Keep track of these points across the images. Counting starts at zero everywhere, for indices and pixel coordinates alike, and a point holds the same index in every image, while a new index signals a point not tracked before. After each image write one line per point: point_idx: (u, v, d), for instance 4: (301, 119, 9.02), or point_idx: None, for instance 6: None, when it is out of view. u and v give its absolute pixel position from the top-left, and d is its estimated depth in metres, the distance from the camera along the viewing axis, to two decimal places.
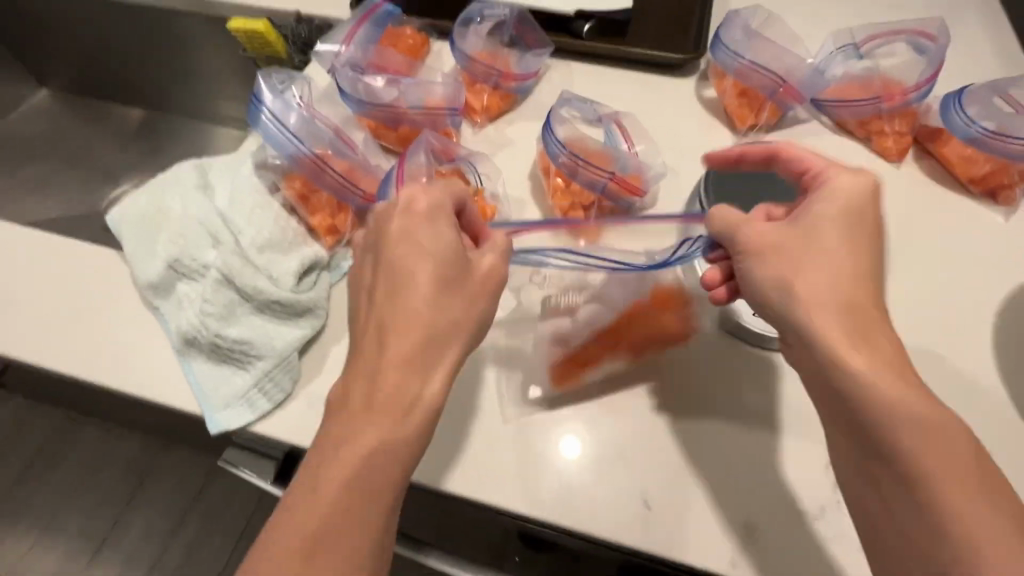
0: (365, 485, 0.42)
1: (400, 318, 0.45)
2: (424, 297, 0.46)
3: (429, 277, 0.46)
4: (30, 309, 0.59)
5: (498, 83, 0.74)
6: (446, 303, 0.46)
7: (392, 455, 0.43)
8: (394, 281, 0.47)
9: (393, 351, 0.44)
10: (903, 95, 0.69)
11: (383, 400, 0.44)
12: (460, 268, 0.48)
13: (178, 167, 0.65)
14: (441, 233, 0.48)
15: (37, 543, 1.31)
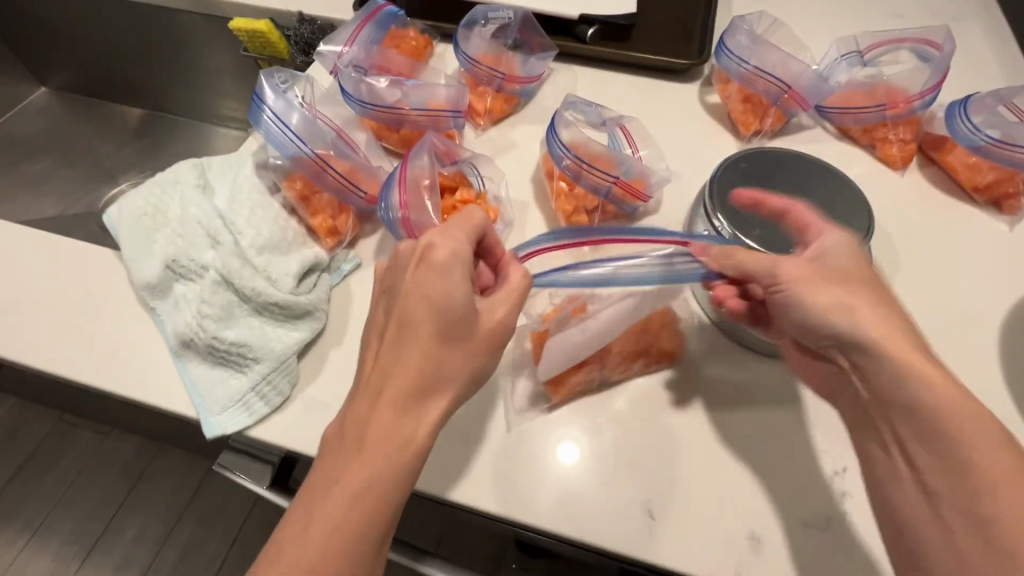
0: (369, 505, 0.40)
1: (404, 364, 0.43)
2: (435, 334, 0.44)
3: (442, 311, 0.44)
4: (26, 309, 0.59)
5: (502, 86, 0.74)
6: (456, 345, 0.44)
7: (399, 482, 0.41)
8: (404, 313, 0.44)
9: (399, 383, 0.43)
10: (907, 102, 0.69)
11: (391, 426, 0.42)
12: (469, 319, 0.45)
13: (177, 166, 0.64)
14: (452, 269, 0.45)
15: (28, 545, 1.29)
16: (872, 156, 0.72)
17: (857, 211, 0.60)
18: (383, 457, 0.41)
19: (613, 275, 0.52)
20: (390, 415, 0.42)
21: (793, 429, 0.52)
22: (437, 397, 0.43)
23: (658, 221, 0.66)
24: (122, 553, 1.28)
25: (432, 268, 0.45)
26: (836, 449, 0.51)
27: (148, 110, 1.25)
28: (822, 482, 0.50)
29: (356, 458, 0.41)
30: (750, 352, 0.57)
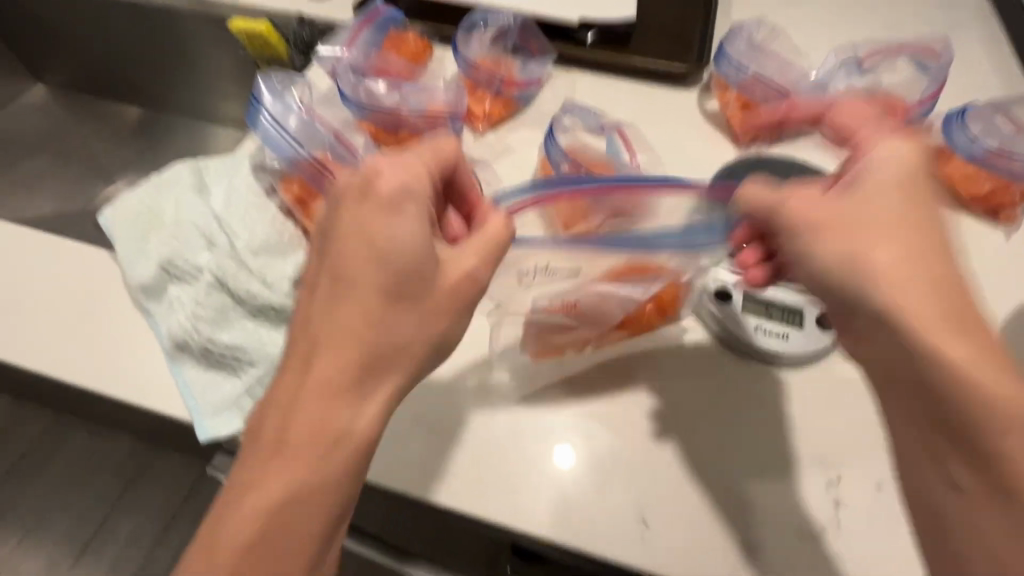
0: (310, 474, 0.41)
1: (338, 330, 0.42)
2: (378, 287, 0.42)
3: (393, 261, 0.43)
4: (19, 310, 0.58)
5: (501, 90, 0.74)
6: (411, 299, 0.43)
7: (336, 450, 0.42)
8: (355, 262, 0.43)
9: (341, 349, 0.42)
10: (906, 111, 0.69)
11: (337, 381, 0.42)
12: (417, 274, 0.43)
13: (173, 168, 0.63)
14: (402, 214, 0.43)
15: (20, 544, 1.29)
16: None
17: None
18: (330, 414, 0.41)
19: (603, 236, 0.52)
20: (336, 375, 0.42)
21: (789, 439, 0.52)
22: (385, 370, 0.43)
23: None
24: (115, 553, 1.28)
25: (381, 212, 0.43)
26: (832, 459, 0.51)
27: (146, 110, 1.24)
28: (818, 493, 0.49)
29: (303, 415, 0.41)
30: (749, 362, 0.56)
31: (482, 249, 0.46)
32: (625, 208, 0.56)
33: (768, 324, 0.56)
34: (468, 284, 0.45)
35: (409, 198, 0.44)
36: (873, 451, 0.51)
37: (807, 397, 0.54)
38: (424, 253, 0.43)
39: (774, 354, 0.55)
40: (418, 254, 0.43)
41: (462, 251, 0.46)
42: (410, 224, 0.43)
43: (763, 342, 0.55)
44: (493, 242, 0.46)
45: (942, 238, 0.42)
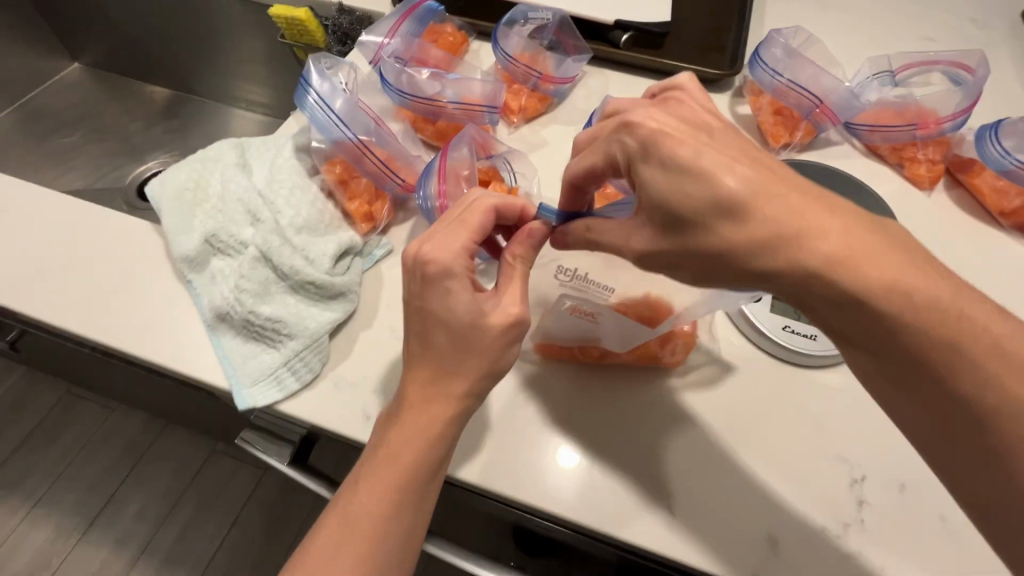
0: (397, 480, 0.44)
1: (422, 367, 0.46)
2: (445, 346, 0.45)
3: (426, 352, 0.46)
4: (63, 276, 0.60)
5: (537, 85, 0.76)
6: (437, 370, 0.45)
7: (427, 452, 0.45)
8: (420, 333, 0.46)
9: (423, 371, 0.46)
10: (937, 124, 0.70)
11: (425, 393, 0.45)
12: (471, 333, 0.45)
13: (216, 146, 0.65)
14: (454, 283, 0.45)
15: (30, 514, 1.31)
16: (900, 175, 0.73)
17: None
18: (395, 480, 0.44)
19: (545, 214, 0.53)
20: (422, 389, 0.46)
21: (813, 436, 0.53)
22: (457, 384, 0.45)
23: None
24: (122, 528, 1.29)
25: (429, 286, 0.45)
26: (860, 460, 0.51)
27: (178, 92, 1.27)
28: (842, 490, 0.50)
29: (392, 444, 0.45)
30: (775, 358, 0.57)
31: (518, 276, 0.49)
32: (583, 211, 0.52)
33: (798, 325, 0.57)
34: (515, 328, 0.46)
35: (451, 273, 0.45)
36: (900, 453, 0.52)
37: (835, 394, 0.55)
38: (482, 313, 0.45)
39: (799, 352, 0.56)
40: (477, 321, 0.45)
41: (506, 286, 0.48)
42: (465, 287, 0.45)
43: (784, 341, 0.56)
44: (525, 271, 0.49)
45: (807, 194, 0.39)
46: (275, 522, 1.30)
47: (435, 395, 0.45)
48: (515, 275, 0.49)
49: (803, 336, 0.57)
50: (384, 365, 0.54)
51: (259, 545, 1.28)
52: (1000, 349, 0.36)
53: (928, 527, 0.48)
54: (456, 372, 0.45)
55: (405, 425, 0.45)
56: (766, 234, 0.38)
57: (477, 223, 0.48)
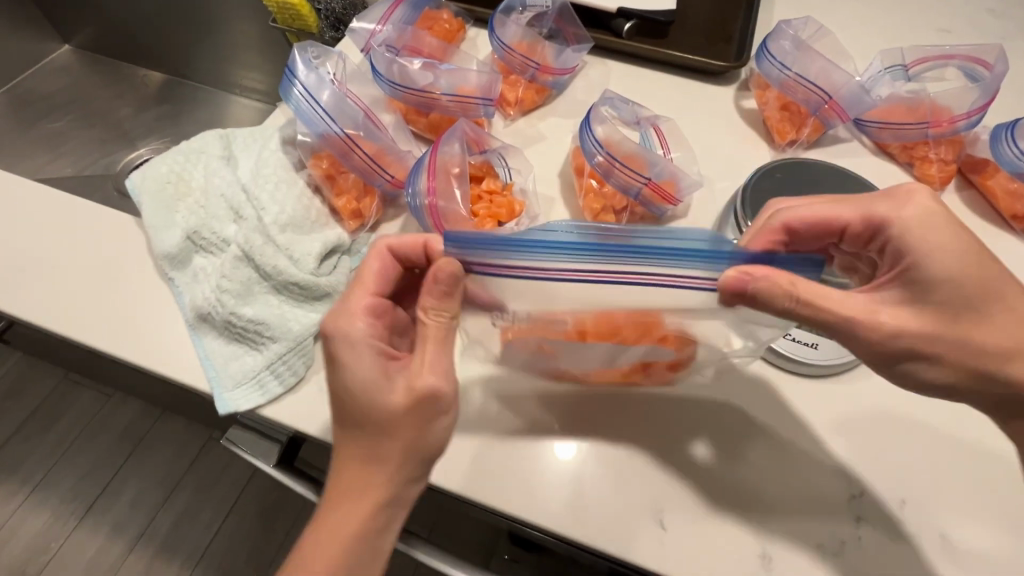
0: (331, 563, 0.41)
1: (351, 447, 0.43)
2: (365, 425, 0.43)
3: (347, 432, 0.44)
4: (43, 270, 0.58)
5: (535, 76, 0.73)
6: (354, 453, 0.43)
7: (364, 530, 0.42)
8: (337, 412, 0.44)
9: (354, 447, 0.43)
10: (951, 122, 0.67)
11: (359, 474, 0.43)
12: (382, 411, 0.43)
13: (201, 137, 0.62)
14: (360, 353, 0.44)
15: (27, 500, 1.31)
16: (910, 174, 0.70)
17: None
18: (331, 567, 0.41)
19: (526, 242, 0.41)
20: (355, 469, 0.43)
21: (811, 449, 0.51)
22: (385, 462, 0.42)
23: (687, 226, 0.64)
24: (118, 515, 1.29)
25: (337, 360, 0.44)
26: (858, 474, 0.50)
27: (172, 77, 1.24)
28: (840, 505, 0.48)
29: (326, 521, 0.42)
30: (774, 366, 0.55)
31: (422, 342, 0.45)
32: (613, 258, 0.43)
33: (799, 333, 0.54)
34: (422, 403, 0.43)
35: (349, 341, 0.44)
36: (900, 467, 0.50)
37: (835, 404, 0.53)
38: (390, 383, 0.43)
39: (798, 360, 0.54)
40: (381, 392, 0.43)
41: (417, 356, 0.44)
42: (368, 354, 0.44)
43: (784, 348, 0.54)
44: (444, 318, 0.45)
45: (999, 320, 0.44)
46: (269, 513, 1.30)
47: (362, 473, 0.43)
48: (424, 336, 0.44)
49: (804, 344, 0.54)
50: None
51: (253, 536, 1.27)
52: None
53: (926, 546, 0.47)
54: (373, 458, 0.43)
55: (336, 505, 0.42)
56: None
57: (374, 270, 0.49)
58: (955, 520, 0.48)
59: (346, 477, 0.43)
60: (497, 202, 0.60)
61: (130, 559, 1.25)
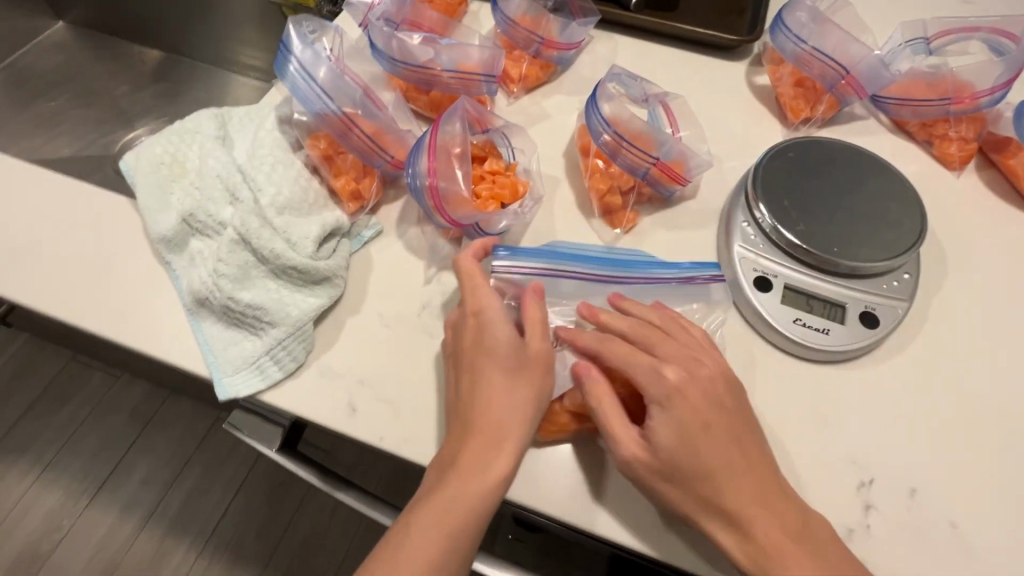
0: (470, 498, 0.43)
1: (480, 396, 0.46)
2: (501, 374, 0.46)
3: (463, 403, 0.47)
4: (38, 253, 0.57)
5: (539, 51, 0.70)
6: (467, 426, 0.45)
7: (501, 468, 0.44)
8: (472, 365, 0.47)
9: (486, 397, 0.46)
10: (974, 99, 0.64)
11: (493, 419, 0.45)
12: (518, 359, 0.47)
13: (195, 116, 0.60)
14: (494, 324, 0.48)
15: (38, 478, 1.33)
16: (928, 154, 0.68)
17: (909, 211, 0.57)
18: (470, 504, 0.43)
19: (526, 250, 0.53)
20: (492, 414, 0.45)
21: (820, 436, 0.50)
22: (518, 401, 0.46)
23: (696, 209, 0.62)
24: (128, 493, 1.31)
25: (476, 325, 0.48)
26: (869, 463, 0.49)
27: (171, 54, 1.22)
28: (847, 493, 0.48)
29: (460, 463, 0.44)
30: (785, 353, 0.54)
31: (537, 326, 0.48)
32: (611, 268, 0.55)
33: (810, 318, 0.54)
34: (539, 377, 0.47)
35: (480, 314, 0.48)
36: (910, 454, 0.49)
37: (846, 390, 0.52)
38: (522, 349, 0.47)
39: (808, 345, 0.53)
40: (512, 354, 0.47)
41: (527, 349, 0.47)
42: (502, 325, 0.48)
43: (794, 334, 0.53)
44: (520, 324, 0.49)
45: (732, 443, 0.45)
46: (276, 495, 1.31)
47: (494, 414, 0.45)
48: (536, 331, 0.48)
49: (816, 330, 0.53)
50: (373, 353, 0.52)
51: (261, 516, 1.29)
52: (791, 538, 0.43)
53: (937, 534, 0.46)
54: (487, 432, 0.45)
55: (467, 446, 0.45)
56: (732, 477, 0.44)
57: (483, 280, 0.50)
58: (963, 508, 0.47)
59: (452, 452, 0.45)
60: (501, 183, 0.58)
61: (141, 537, 1.28)
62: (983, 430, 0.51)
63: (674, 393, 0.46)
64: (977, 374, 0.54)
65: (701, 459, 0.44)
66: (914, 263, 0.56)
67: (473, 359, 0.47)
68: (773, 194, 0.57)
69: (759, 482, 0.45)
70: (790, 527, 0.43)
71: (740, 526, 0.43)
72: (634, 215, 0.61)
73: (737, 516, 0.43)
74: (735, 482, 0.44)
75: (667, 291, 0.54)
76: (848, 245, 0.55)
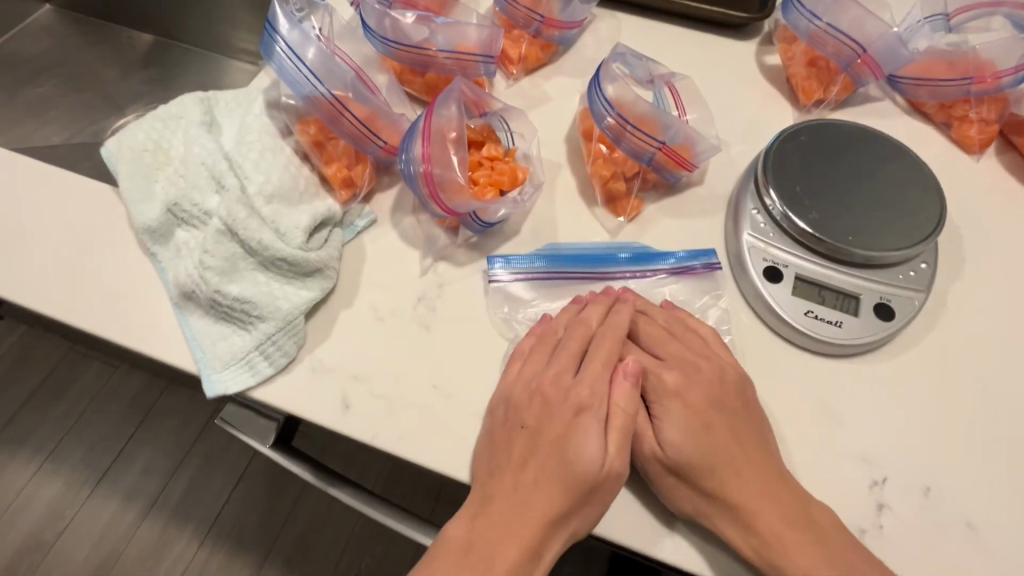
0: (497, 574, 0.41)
1: (536, 485, 0.43)
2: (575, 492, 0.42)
3: (514, 493, 0.43)
4: (20, 243, 0.55)
5: (539, 30, 0.67)
6: (512, 517, 0.42)
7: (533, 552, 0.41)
8: (546, 466, 0.44)
9: (551, 495, 0.42)
10: (995, 78, 0.61)
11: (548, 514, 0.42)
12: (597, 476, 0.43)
13: (180, 100, 0.58)
14: (581, 428, 0.44)
15: (40, 469, 1.32)
16: (946, 137, 0.65)
17: (926, 196, 0.54)
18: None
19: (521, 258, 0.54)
20: (548, 509, 0.42)
21: (831, 432, 0.48)
22: (583, 513, 0.43)
23: (703, 195, 0.60)
24: (130, 483, 1.31)
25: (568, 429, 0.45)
26: (881, 460, 0.47)
27: (163, 38, 1.19)
28: (859, 492, 0.46)
29: (495, 538, 0.41)
30: (795, 346, 0.52)
31: (620, 439, 0.44)
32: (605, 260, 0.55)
33: (822, 310, 0.51)
34: (606, 495, 0.43)
35: (583, 407, 0.45)
36: (925, 450, 0.48)
37: (858, 385, 0.50)
38: (604, 472, 0.43)
39: (819, 338, 0.50)
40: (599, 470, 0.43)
41: (580, 380, 0.47)
42: (590, 433, 0.44)
43: (804, 326, 0.51)
44: (554, 339, 0.50)
45: (742, 447, 0.45)
46: (278, 483, 1.31)
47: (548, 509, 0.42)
48: (597, 360, 0.47)
49: (827, 322, 0.51)
50: (367, 348, 0.50)
51: (262, 504, 1.29)
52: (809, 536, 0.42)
53: (952, 534, 0.45)
54: (528, 531, 0.41)
55: (506, 531, 0.41)
56: (745, 475, 0.44)
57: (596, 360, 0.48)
58: (979, 507, 0.46)
59: (488, 538, 0.41)
60: (500, 169, 0.56)
61: (143, 526, 1.28)
62: (1000, 426, 0.49)
63: (680, 394, 0.46)
64: (995, 368, 0.51)
65: (705, 453, 0.44)
66: (931, 251, 0.54)
67: (543, 462, 0.44)
68: (784, 180, 0.55)
69: (772, 479, 0.44)
70: (792, 518, 0.42)
71: (744, 520, 0.42)
72: (638, 202, 0.58)
73: (740, 511, 0.43)
74: (740, 477, 0.43)
75: (657, 281, 0.55)
76: (863, 233, 0.52)
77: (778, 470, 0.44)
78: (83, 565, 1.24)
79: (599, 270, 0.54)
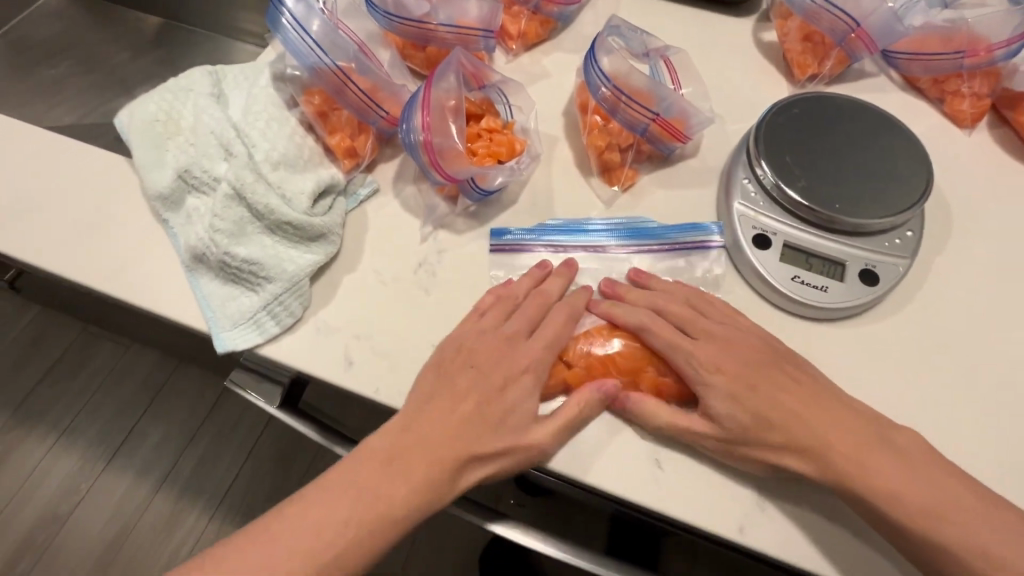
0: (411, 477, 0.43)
1: (459, 406, 0.46)
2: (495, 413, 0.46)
3: (439, 414, 0.45)
4: (39, 211, 0.57)
5: (539, 6, 0.68)
6: (427, 430, 0.44)
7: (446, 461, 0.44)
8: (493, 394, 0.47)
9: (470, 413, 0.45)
10: (989, 51, 0.62)
11: (462, 426, 0.45)
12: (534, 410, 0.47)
13: (189, 73, 0.60)
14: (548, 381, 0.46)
15: (55, 444, 1.36)
16: (939, 112, 0.66)
17: (915, 167, 0.55)
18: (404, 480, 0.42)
19: (522, 230, 0.56)
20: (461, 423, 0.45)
21: None
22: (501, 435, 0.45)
23: (696, 167, 0.61)
24: (143, 457, 1.35)
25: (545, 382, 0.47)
26: None
27: (172, 20, 1.21)
28: None
29: (405, 444, 0.44)
30: (783, 312, 0.54)
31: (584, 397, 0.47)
32: (604, 229, 0.56)
33: (808, 276, 0.53)
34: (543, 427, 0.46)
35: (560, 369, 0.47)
36: (904, 408, 0.50)
37: (843, 347, 0.52)
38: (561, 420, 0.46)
39: (803, 302, 0.52)
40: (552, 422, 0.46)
41: (555, 340, 0.49)
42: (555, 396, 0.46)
43: (790, 292, 0.52)
44: (515, 304, 0.51)
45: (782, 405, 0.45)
46: (287, 456, 1.35)
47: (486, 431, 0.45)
48: (562, 330, 0.50)
49: (814, 288, 0.53)
50: (371, 310, 0.53)
51: (268, 477, 1.32)
52: (875, 483, 0.42)
53: None
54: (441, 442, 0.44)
55: (422, 442, 0.44)
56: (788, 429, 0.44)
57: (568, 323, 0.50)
58: (954, 459, 0.48)
59: (417, 454, 0.43)
60: (498, 140, 0.57)
61: (156, 499, 1.32)
62: (979, 385, 0.51)
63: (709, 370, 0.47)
64: (976, 335, 0.53)
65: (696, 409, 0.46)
66: (918, 221, 0.55)
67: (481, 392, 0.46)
68: (775, 152, 0.56)
69: (817, 436, 0.44)
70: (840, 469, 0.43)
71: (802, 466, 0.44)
72: (632, 173, 0.60)
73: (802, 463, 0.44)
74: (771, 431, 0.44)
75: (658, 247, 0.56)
76: (851, 201, 0.54)
77: (798, 430, 0.44)
78: (99, 535, 1.29)
79: (598, 236, 0.56)
